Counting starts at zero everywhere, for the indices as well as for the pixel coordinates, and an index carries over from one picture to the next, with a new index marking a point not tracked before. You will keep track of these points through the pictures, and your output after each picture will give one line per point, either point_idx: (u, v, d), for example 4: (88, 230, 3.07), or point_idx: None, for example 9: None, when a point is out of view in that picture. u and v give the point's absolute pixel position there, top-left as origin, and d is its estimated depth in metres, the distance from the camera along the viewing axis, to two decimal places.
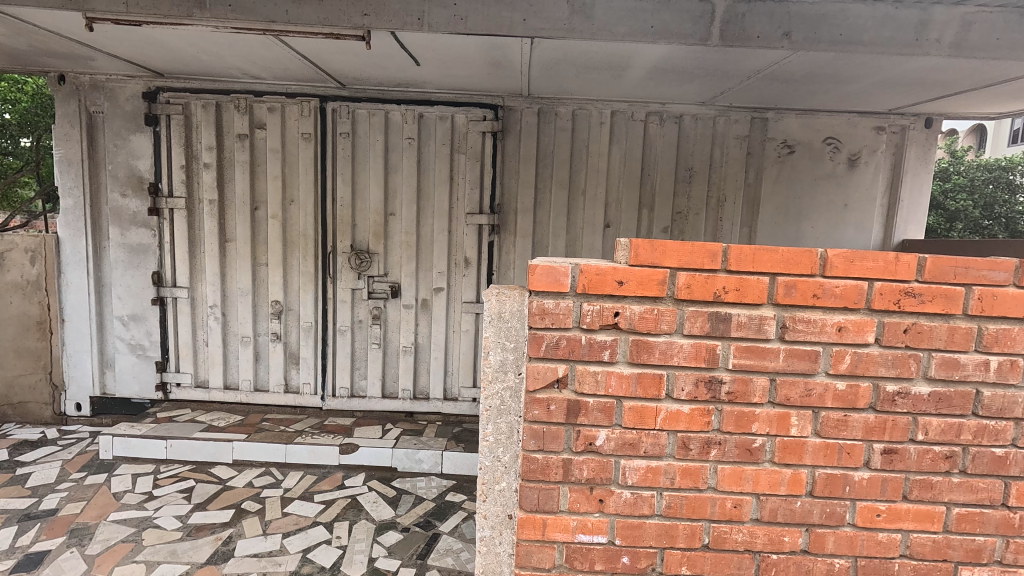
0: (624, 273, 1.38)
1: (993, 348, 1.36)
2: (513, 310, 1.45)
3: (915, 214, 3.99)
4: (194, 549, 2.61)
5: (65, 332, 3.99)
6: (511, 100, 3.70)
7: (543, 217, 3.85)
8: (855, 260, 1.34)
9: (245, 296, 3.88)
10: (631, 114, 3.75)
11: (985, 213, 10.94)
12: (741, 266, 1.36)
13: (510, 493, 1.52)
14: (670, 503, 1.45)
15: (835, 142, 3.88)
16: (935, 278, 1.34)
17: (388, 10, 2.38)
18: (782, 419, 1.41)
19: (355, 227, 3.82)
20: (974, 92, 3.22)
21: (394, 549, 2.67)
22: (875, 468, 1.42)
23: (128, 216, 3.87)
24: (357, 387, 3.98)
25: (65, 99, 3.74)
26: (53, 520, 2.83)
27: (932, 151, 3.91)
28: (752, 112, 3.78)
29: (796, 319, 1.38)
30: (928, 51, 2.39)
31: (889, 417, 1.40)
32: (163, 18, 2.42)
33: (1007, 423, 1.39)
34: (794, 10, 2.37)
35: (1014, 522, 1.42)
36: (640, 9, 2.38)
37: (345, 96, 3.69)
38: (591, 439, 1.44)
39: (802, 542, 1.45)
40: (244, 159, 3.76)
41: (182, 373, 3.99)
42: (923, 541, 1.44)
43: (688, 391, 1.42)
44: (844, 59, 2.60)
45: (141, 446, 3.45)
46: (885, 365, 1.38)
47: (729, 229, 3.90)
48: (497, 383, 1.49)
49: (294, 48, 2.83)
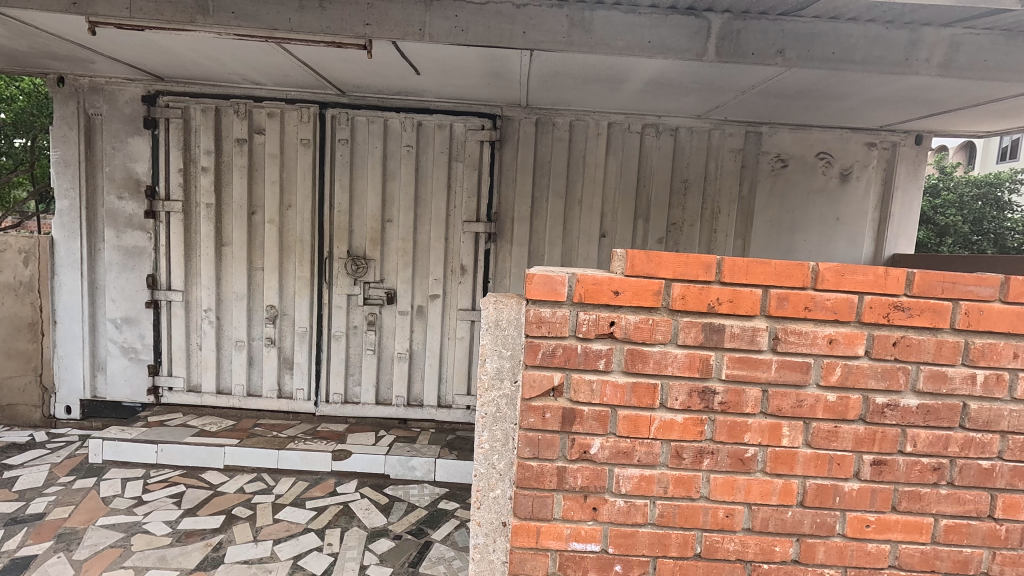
0: (621, 283, 1.40)
1: (980, 362, 1.39)
2: (510, 317, 1.46)
3: (906, 229, 4.06)
4: (184, 555, 2.58)
5: (57, 334, 3.96)
6: (509, 110, 3.74)
7: (540, 225, 3.88)
8: (845, 273, 1.37)
9: (240, 300, 3.87)
10: (628, 126, 3.80)
11: (974, 228, 11.07)
12: (734, 278, 1.39)
13: (504, 500, 1.52)
14: (663, 512, 1.46)
15: (827, 157, 3.95)
16: (923, 293, 1.37)
17: (389, 20, 2.41)
18: (774, 429, 1.43)
19: (352, 233, 3.84)
20: (964, 111, 3.29)
21: (386, 557, 2.65)
22: (865, 479, 1.44)
23: (124, 218, 3.87)
24: (351, 394, 3.97)
25: (64, 100, 3.74)
26: (41, 525, 2.79)
27: (922, 167, 3.98)
28: (746, 126, 3.84)
29: (788, 331, 1.40)
30: (918, 71, 2.45)
31: (878, 429, 1.42)
32: (166, 23, 2.44)
33: (993, 436, 1.41)
34: (788, 28, 2.42)
35: (1000, 533, 1.44)
36: (638, 24, 2.43)
37: (344, 103, 3.72)
38: (586, 447, 1.45)
39: (793, 552, 1.47)
40: (243, 164, 3.77)
41: (175, 376, 3.98)
42: (912, 551, 1.45)
43: (682, 401, 1.43)
44: (836, 77, 2.66)
45: (131, 450, 3.41)
46: (875, 377, 1.40)
47: (723, 241, 3.94)
48: (493, 391, 1.50)
49: (295, 55, 2.85)
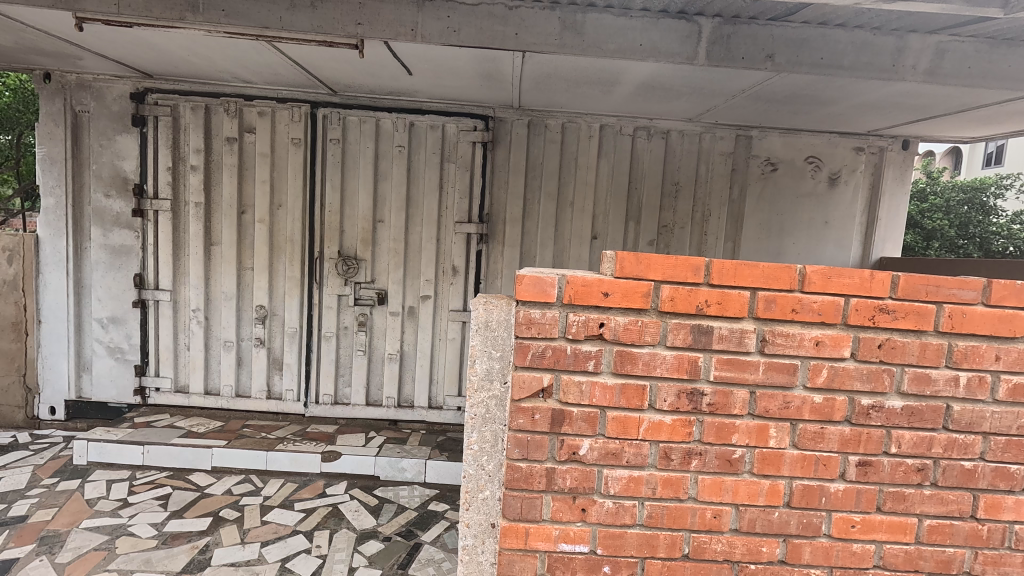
0: (610, 285, 1.40)
1: (962, 364, 1.41)
2: (500, 318, 1.47)
3: (893, 233, 4.12)
4: (170, 558, 2.56)
5: (41, 334, 3.90)
6: (501, 112, 3.74)
7: (532, 226, 3.88)
8: (832, 276, 1.39)
9: (229, 300, 3.84)
10: (620, 128, 3.82)
11: (960, 232, 11.24)
12: (722, 280, 1.40)
13: (493, 501, 1.53)
14: (652, 512, 1.47)
15: (816, 161, 3.99)
16: (907, 296, 1.39)
17: (381, 19, 2.41)
18: (761, 431, 1.44)
19: (343, 233, 3.81)
20: (950, 116, 3.33)
21: (375, 559, 2.64)
22: (850, 480, 1.45)
23: (111, 217, 3.82)
24: (342, 395, 3.95)
25: (50, 97, 3.69)
26: (23, 528, 2.75)
27: (908, 172, 4.05)
28: (737, 130, 3.88)
29: (775, 332, 1.41)
30: (904, 77, 2.48)
31: (864, 430, 1.43)
32: (154, 20, 2.42)
33: (976, 437, 1.43)
34: (778, 34, 2.45)
35: (982, 533, 1.47)
36: (630, 27, 2.45)
37: (336, 103, 3.70)
38: (575, 448, 1.45)
39: (780, 552, 1.48)
40: (233, 163, 3.74)
41: (162, 377, 3.93)
42: (896, 551, 1.47)
43: (670, 402, 1.44)
44: (825, 82, 2.69)
45: (116, 452, 3.37)
46: (860, 380, 1.42)
47: (713, 244, 3.97)
48: (482, 392, 1.50)
49: (286, 54, 2.84)
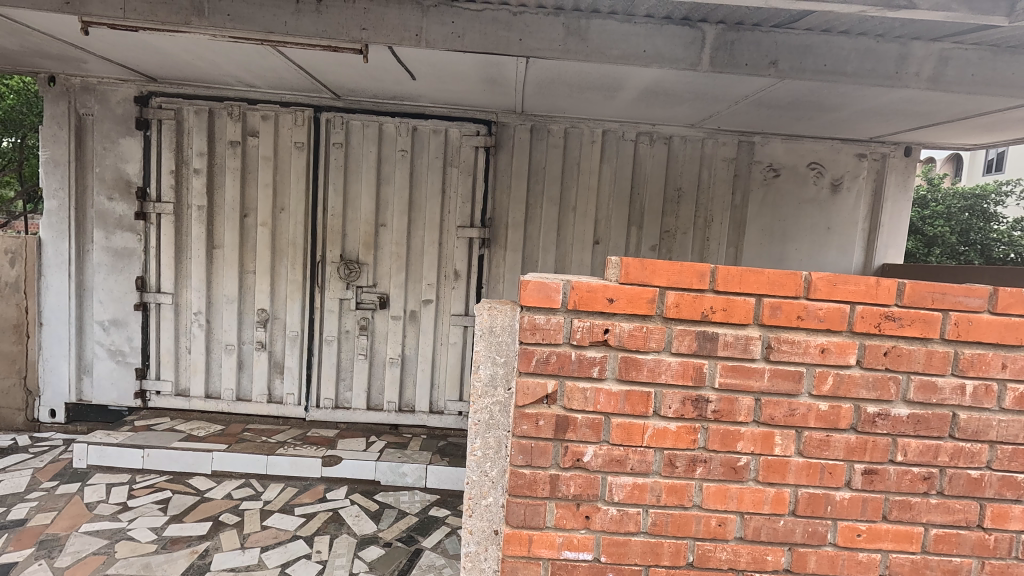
0: (615, 291, 1.40)
1: (969, 372, 1.40)
2: (505, 324, 1.46)
3: (895, 238, 4.11)
4: (169, 563, 2.54)
5: (43, 336, 3.90)
6: (504, 117, 3.75)
7: (534, 231, 3.88)
8: (838, 283, 1.38)
9: (230, 303, 3.84)
10: (622, 133, 3.82)
11: (962, 239, 11.22)
12: (728, 286, 1.39)
13: (496, 508, 1.52)
14: (656, 521, 1.46)
15: (818, 167, 4.00)
16: (912, 302, 1.39)
17: (386, 24, 2.42)
18: (766, 438, 1.44)
19: (345, 237, 3.81)
20: (954, 123, 3.33)
21: (376, 564, 2.62)
22: (856, 488, 1.44)
23: (114, 219, 3.82)
24: (342, 399, 3.94)
25: (55, 100, 3.71)
26: (22, 531, 2.73)
27: (911, 178, 4.04)
28: (740, 136, 3.88)
29: (781, 339, 1.41)
30: (908, 84, 2.49)
31: (869, 438, 1.43)
32: (159, 24, 2.43)
33: (981, 446, 1.42)
34: (781, 40, 2.46)
35: (989, 543, 1.45)
36: (633, 33, 2.45)
37: (339, 107, 3.71)
38: (579, 455, 1.44)
39: (785, 561, 1.47)
40: (236, 167, 3.75)
41: (162, 380, 3.92)
42: (902, 561, 1.46)
43: (675, 409, 1.43)
44: (828, 88, 2.69)
45: (116, 456, 3.35)
46: (865, 387, 1.41)
47: (716, 249, 3.97)
48: (486, 398, 1.50)
49: (290, 58, 2.85)
